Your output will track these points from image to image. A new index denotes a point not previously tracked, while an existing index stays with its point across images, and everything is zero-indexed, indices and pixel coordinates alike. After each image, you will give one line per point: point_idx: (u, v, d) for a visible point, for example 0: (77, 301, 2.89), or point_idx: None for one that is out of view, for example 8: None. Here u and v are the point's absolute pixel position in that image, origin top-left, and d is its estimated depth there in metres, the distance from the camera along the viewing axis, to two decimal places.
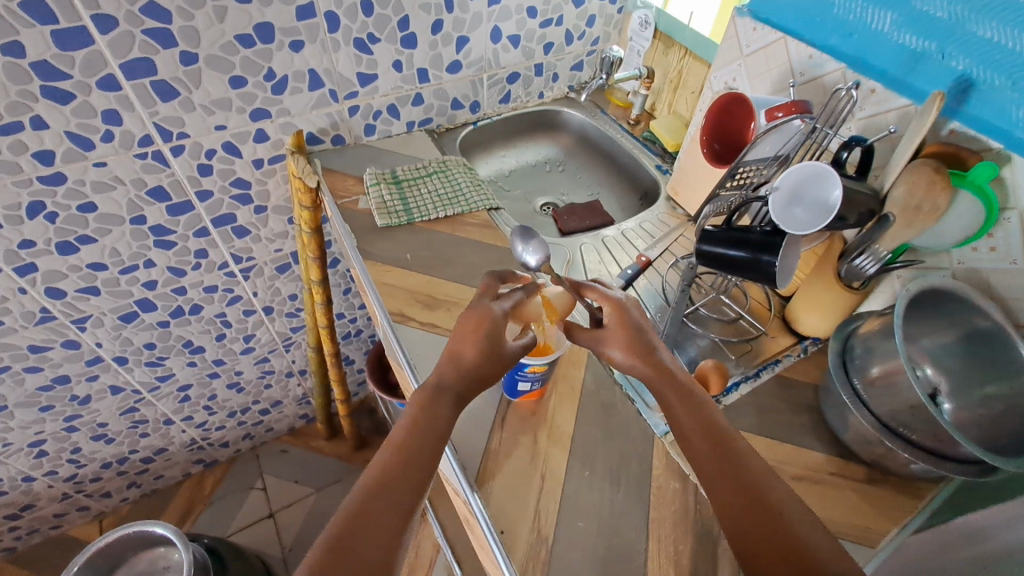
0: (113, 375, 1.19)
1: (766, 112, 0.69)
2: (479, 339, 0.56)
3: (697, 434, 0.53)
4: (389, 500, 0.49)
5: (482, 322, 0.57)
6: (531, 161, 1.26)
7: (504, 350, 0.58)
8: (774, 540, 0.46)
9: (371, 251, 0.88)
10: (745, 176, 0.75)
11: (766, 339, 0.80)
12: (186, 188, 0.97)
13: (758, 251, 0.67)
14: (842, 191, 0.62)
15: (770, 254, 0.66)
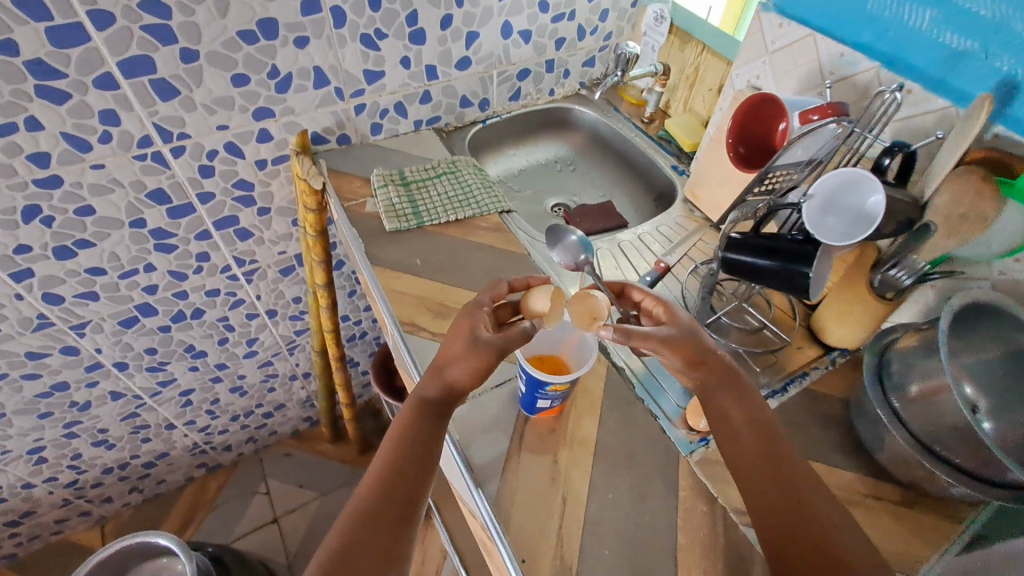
0: (114, 381, 1.16)
1: (802, 115, 0.66)
2: (460, 332, 0.60)
3: (744, 430, 0.57)
4: (386, 509, 0.51)
5: (467, 317, 0.61)
6: (541, 160, 1.23)
7: (482, 339, 0.58)
8: (804, 536, 0.50)
9: (380, 256, 0.85)
10: (775, 181, 0.70)
11: (791, 349, 0.77)
12: (187, 190, 0.93)
13: (789, 260, 0.64)
14: (880, 198, 0.60)
15: (805, 264, 0.63)
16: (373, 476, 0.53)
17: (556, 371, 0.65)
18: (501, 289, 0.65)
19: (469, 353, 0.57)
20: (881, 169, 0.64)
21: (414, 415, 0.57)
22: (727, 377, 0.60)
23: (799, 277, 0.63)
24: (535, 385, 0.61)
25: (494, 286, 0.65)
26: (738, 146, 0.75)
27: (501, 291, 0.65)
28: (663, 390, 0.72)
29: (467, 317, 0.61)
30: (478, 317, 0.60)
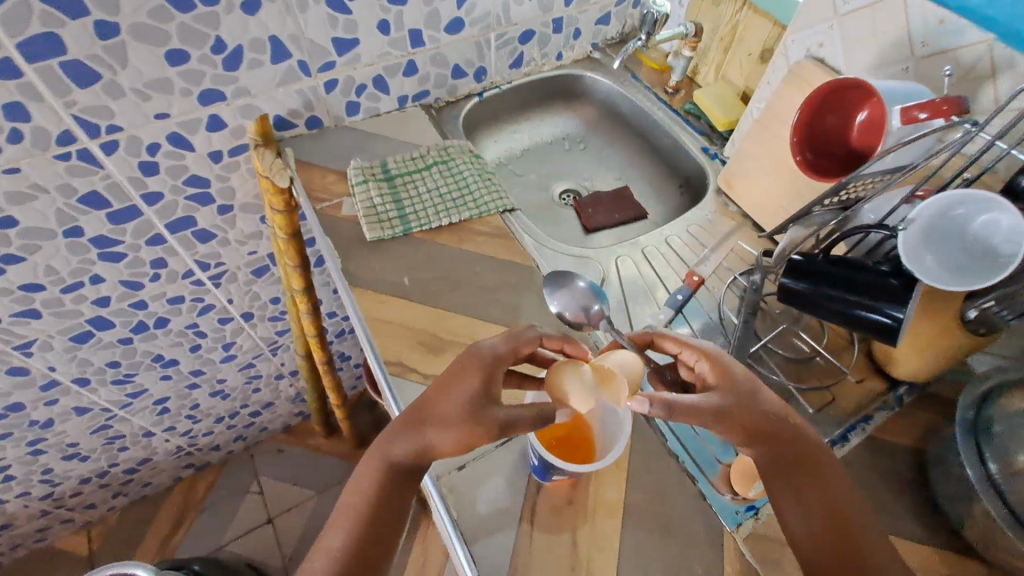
0: (76, 397, 1.05)
1: (904, 112, 0.50)
2: (455, 397, 0.46)
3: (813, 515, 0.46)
4: None
5: (465, 374, 0.47)
6: (547, 137, 1.06)
7: (490, 410, 0.45)
8: None
9: (361, 275, 0.71)
10: (852, 192, 0.56)
11: (850, 384, 0.66)
12: (128, 191, 0.78)
13: (870, 297, 0.53)
14: (1003, 246, 0.47)
15: (899, 306, 0.52)
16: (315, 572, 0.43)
17: (577, 445, 0.57)
18: (522, 334, 0.52)
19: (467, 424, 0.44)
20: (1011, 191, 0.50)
21: (372, 491, 0.46)
22: (799, 447, 0.47)
23: (883, 320, 0.52)
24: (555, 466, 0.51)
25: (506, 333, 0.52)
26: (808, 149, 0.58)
27: (522, 336, 0.52)
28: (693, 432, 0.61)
29: (465, 373, 0.47)
30: (486, 377, 0.47)
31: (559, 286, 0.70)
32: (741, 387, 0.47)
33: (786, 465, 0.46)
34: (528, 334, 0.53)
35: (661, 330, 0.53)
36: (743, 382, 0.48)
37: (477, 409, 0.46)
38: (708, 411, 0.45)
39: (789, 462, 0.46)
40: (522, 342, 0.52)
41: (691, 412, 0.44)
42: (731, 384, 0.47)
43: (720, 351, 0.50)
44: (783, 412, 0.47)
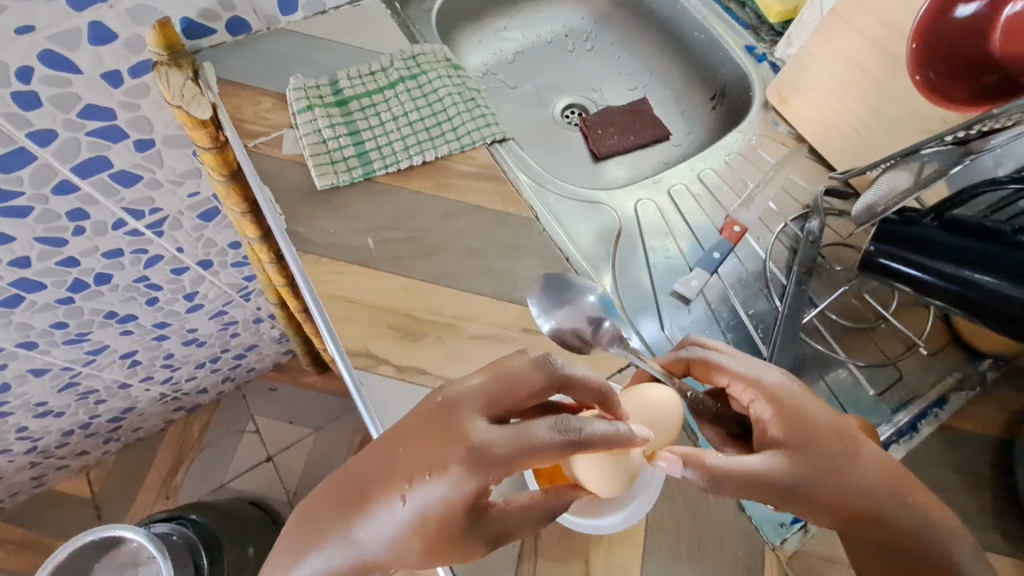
0: (28, 360, 0.94)
1: None
2: (423, 509, 0.33)
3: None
4: None
5: (445, 479, 0.33)
6: (545, 36, 0.85)
7: (474, 526, 0.34)
8: None
9: (314, 236, 0.56)
10: (998, 122, 0.40)
11: (923, 359, 0.53)
12: (7, 131, 0.60)
13: (980, 272, 0.43)
14: None
15: (1001, 277, 0.42)
16: None
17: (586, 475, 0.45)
18: (530, 438, 0.34)
19: (436, 544, 0.34)
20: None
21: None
22: (909, 522, 0.38)
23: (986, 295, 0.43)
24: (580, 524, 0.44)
25: (498, 393, 0.36)
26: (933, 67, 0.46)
27: (531, 438, 0.34)
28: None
29: (444, 475, 0.33)
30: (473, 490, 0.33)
31: (558, 292, 0.55)
32: (820, 448, 0.38)
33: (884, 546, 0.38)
34: (545, 436, 0.34)
35: (703, 355, 0.44)
36: (826, 439, 0.39)
37: (453, 524, 0.33)
38: (773, 484, 0.37)
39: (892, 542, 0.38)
40: (540, 444, 0.34)
41: (743, 486, 0.36)
42: (804, 443, 0.38)
43: (783, 386, 0.41)
44: (881, 479, 0.39)
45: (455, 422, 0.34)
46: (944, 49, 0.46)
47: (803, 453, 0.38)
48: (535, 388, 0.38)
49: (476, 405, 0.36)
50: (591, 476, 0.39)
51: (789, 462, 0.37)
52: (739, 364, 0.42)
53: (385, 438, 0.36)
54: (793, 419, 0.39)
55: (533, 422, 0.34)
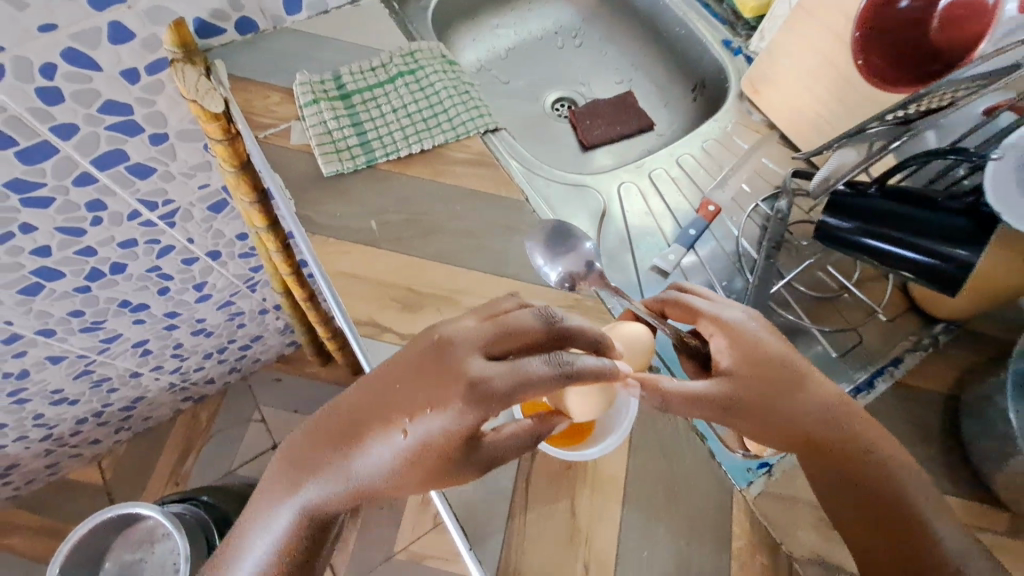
0: (45, 348, 0.99)
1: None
2: (422, 438, 0.36)
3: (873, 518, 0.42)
4: None
5: (439, 413, 0.35)
6: (537, 33, 0.89)
7: (469, 453, 0.37)
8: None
9: (320, 219, 0.61)
10: (938, 98, 0.43)
11: (881, 325, 0.58)
12: (33, 125, 0.65)
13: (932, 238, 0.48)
14: None
15: (941, 239, 0.47)
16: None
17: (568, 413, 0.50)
18: (525, 372, 0.36)
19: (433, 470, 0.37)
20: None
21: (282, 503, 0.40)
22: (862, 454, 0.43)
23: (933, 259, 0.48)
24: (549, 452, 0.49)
25: (497, 330, 0.38)
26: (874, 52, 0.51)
27: (524, 370, 0.36)
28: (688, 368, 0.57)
29: (438, 408, 0.35)
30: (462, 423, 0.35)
31: (557, 241, 0.60)
32: (767, 383, 0.43)
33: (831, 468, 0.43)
34: (541, 369, 0.36)
35: (675, 295, 0.48)
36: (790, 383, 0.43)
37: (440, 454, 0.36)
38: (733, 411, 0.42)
39: (840, 464, 0.43)
40: (534, 379, 0.35)
41: (695, 408, 0.41)
42: (754, 376, 0.43)
43: (746, 324, 0.45)
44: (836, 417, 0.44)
45: (449, 358, 0.37)
46: (883, 36, 0.50)
47: (762, 390, 0.42)
48: (528, 332, 0.39)
49: (476, 344, 0.37)
50: (580, 403, 0.45)
51: (749, 395, 0.42)
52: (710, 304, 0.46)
53: (382, 375, 0.39)
54: (753, 356, 0.43)
55: (529, 359, 0.36)
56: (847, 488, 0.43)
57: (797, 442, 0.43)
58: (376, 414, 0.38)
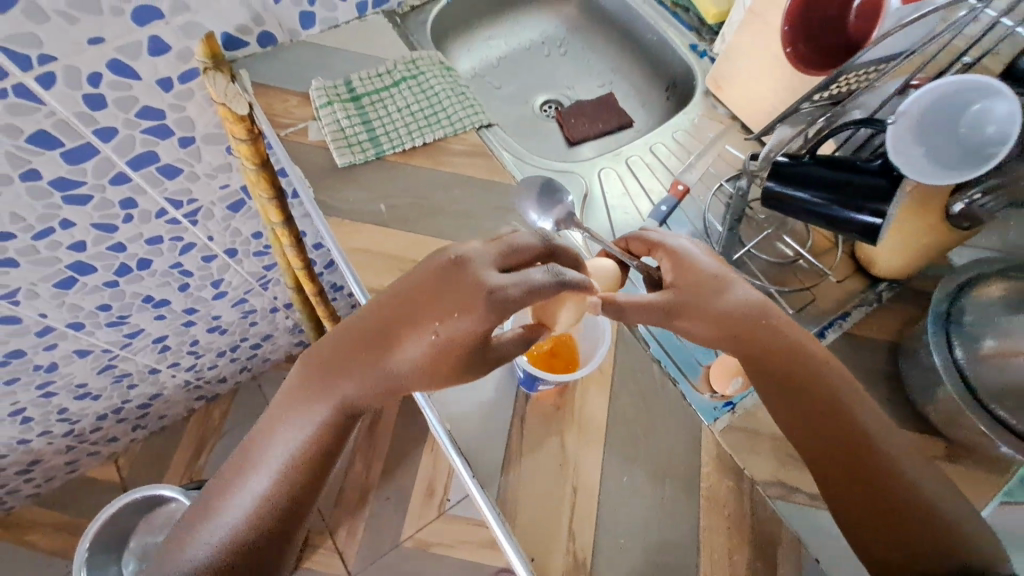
0: (74, 341, 1.06)
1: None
2: (445, 339, 0.42)
3: (809, 418, 0.51)
4: (297, 489, 0.47)
5: (463, 318, 0.41)
6: (526, 43, 0.99)
7: (483, 352, 0.44)
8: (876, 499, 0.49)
9: (337, 204, 0.69)
10: (847, 82, 0.52)
11: (831, 284, 0.66)
12: (79, 128, 0.73)
13: (860, 201, 0.52)
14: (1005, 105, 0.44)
15: (867, 198, 0.52)
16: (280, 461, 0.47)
17: (557, 348, 0.60)
18: (533, 280, 0.42)
19: (451, 365, 0.44)
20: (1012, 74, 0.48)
21: (319, 402, 0.46)
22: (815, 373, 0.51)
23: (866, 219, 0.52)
24: (531, 379, 0.57)
25: (503, 248, 0.45)
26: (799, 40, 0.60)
27: (530, 278, 0.42)
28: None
29: (465, 313, 0.41)
30: (484, 322, 0.41)
31: (545, 196, 0.70)
32: (711, 305, 0.49)
33: (772, 379, 0.51)
34: (544, 278, 0.42)
35: (640, 233, 0.55)
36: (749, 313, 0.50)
37: (463, 351, 0.43)
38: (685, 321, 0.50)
39: (784, 374, 0.51)
40: (540, 286, 0.42)
41: (642, 311, 0.49)
42: (699, 299, 0.50)
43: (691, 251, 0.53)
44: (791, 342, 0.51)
45: (466, 272, 0.42)
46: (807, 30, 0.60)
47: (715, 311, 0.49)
48: (529, 251, 0.46)
49: (488, 261, 0.43)
50: (558, 318, 0.49)
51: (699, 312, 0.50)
52: (671, 240, 0.53)
53: (403, 288, 0.45)
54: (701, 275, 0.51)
55: (532, 268, 0.43)
56: (788, 394, 0.51)
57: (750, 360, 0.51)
58: (401, 321, 0.44)
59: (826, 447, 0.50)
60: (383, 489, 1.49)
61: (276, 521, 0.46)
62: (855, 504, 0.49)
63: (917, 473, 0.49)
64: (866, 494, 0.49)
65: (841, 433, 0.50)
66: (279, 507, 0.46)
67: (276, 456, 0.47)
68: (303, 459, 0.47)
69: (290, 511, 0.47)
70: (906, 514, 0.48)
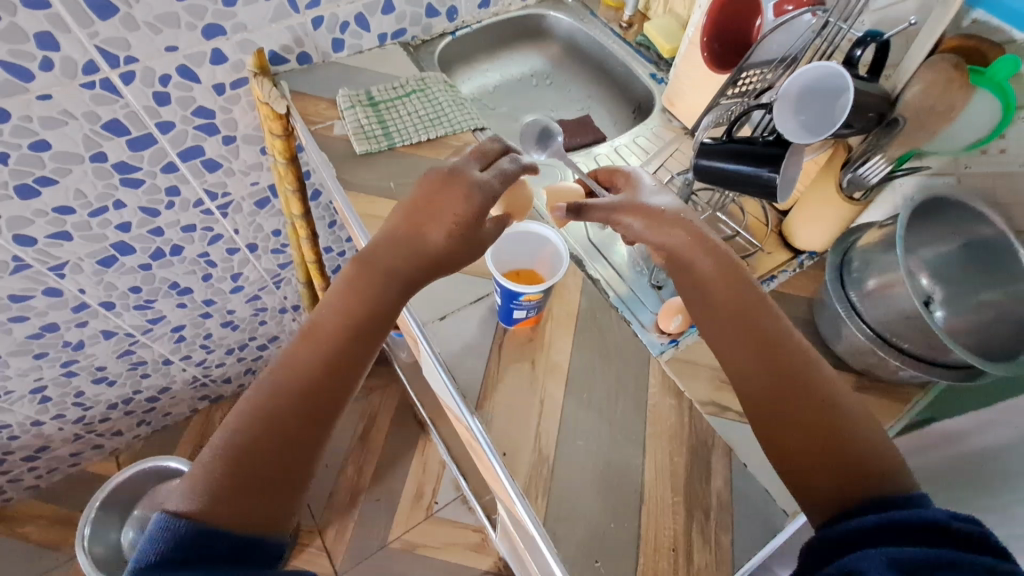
0: (103, 320, 1.17)
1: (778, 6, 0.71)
2: (455, 224, 0.60)
3: (747, 348, 0.56)
4: (336, 374, 0.57)
5: (465, 203, 0.60)
6: (517, 75, 1.19)
7: (479, 236, 0.62)
8: (825, 457, 0.49)
9: (356, 183, 0.85)
10: (748, 83, 0.72)
11: (763, 256, 0.80)
12: (145, 120, 0.89)
13: (760, 165, 0.64)
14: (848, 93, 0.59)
15: (766, 164, 0.64)
16: (321, 347, 0.57)
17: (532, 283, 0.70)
18: (506, 169, 0.63)
19: (458, 245, 0.61)
20: (851, 61, 0.62)
21: (359, 294, 0.59)
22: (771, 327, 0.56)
23: (769, 181, 0.64)
24: (510, 297, 0.65)
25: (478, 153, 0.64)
26: (714, 42, 0.81)
27: (503, 169, 0.63)
28: (641, 303, 0.77)
29: (466, 201, 0.60)
30: (480, 202, 0.60)
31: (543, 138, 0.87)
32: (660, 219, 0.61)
33: (734, 322, 0.57)
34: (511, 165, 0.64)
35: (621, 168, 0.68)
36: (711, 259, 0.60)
37: (468, 231, 0.60)
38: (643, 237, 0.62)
39: (725, 305, 0.58)
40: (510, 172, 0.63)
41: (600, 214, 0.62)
42: (647, 209, 0.62)
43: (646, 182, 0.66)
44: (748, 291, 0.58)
45: (463, 174, 0.61)
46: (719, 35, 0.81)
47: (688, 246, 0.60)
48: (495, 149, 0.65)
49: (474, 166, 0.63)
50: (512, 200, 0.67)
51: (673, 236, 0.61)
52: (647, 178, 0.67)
53: (418, 200, 0.62)
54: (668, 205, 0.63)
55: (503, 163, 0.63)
56: (731, 324, 0.57)
57: (715, 301, 0.59)
58: (419, 223, 0.61)
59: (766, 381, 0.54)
60: (373, 490, 1.53)
61: (329, 393, 0.56)
62: (775, 436, 0.52)
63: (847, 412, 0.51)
64: (788, 420, 0.52)
65: (773, 364, 0.54)
66: (333, 381, 0.57)
67: (325, 341, 0.57)
68: (352, 341, 0.58)
69: (339, 384, 0.57)
70: (824, 440, 0.50)
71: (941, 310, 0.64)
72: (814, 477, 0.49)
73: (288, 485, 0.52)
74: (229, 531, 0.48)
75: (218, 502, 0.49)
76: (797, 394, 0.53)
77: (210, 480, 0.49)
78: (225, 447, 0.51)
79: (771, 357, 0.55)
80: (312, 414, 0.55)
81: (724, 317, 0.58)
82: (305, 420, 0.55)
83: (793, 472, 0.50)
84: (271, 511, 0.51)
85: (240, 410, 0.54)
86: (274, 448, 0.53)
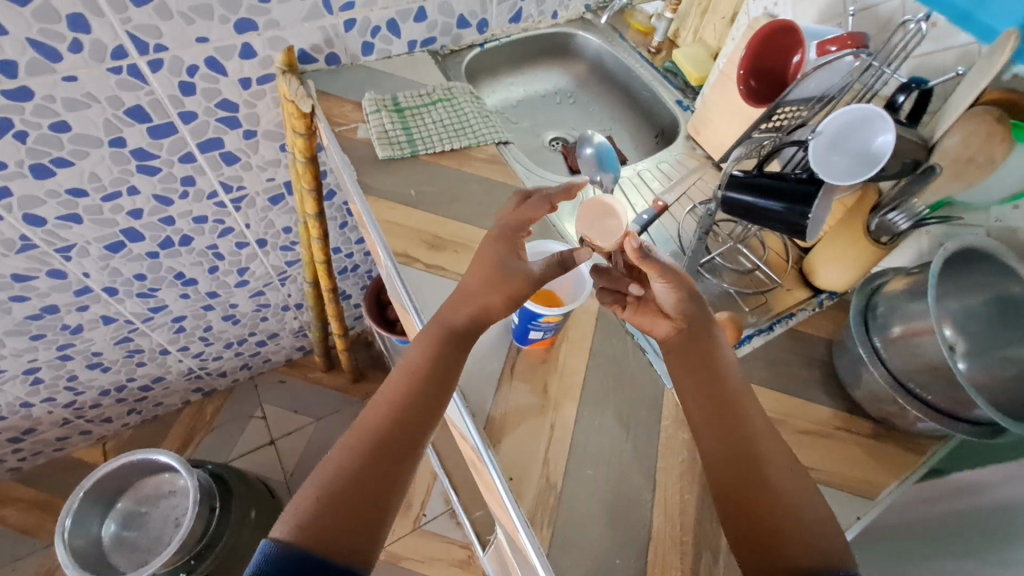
0: (105, 306, 1.15)
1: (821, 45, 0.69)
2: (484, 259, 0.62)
3: (703, 417, 0.58)
4: (414, 413, 0.57)
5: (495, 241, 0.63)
6: (540, 91, 1.19)
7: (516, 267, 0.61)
8: (776, 527, 0.49)
9: (376, 187, 0.85)
10: (782, 118, 0.72)
11: (782, 292, 0.80)
12: (168, 108, 0.88)
13: (792, 203, 0.63)
14: (886, 135, 0.60)
15: (799, 203, 0.62)
16: (398, 389, 0.58)
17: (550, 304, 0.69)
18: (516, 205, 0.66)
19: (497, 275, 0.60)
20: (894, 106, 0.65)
21: (432, 351, 0.60)
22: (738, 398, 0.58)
23: (801, 222, 0.63)
24: (528, 318, 0.64)
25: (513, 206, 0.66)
26: (750, 80, 0.79)
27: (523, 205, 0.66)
28: None
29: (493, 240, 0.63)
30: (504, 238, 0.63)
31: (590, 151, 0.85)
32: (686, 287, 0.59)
33: (707, 391, 0.59)
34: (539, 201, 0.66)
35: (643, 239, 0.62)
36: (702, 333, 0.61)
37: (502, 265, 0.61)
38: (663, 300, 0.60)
39: (703, 376, 0.60)
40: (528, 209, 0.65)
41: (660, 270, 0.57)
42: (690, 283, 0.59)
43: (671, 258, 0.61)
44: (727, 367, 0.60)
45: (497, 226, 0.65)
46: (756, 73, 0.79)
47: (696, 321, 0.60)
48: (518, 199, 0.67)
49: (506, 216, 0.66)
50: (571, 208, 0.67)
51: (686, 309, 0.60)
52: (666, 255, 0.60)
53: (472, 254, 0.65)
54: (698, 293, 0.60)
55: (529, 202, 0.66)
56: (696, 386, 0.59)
57: (695, 371, 0.60)
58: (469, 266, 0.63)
59: (726, 448, 0.55)
60: None
61: (411, 432, 0.56)
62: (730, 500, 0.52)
63: (800, 483, 0.52)
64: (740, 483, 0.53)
65: (735, 433, 0.55)
66: (412, 421, 0.56)
67: (400, 392, 0.57)
68: (426, 383, 0.58)
69: (418, 421, 0.56)
70: (765, 508, 0.50)
71: (963, 362, 0.62)
72: (762, 543, 0.49)
73: (374, 520, 0.50)
74: (330, 560, 0.46)
75: (310, 537, 0.47)
76: (752, 463, 0.53)
77: (304, 516, 0.48)
78: (316, 487, 0.51)
79: (732, 425, 0.56)
80: (392, 452, 0.54)
81: (704, 389, 0.59)
82: (388, 459, 0.53)
83: (745, 538, 0.50)
84: (359, 545, 0.48)
85: (330, 456, 0.54)
86: (359, 484, 0.51)
